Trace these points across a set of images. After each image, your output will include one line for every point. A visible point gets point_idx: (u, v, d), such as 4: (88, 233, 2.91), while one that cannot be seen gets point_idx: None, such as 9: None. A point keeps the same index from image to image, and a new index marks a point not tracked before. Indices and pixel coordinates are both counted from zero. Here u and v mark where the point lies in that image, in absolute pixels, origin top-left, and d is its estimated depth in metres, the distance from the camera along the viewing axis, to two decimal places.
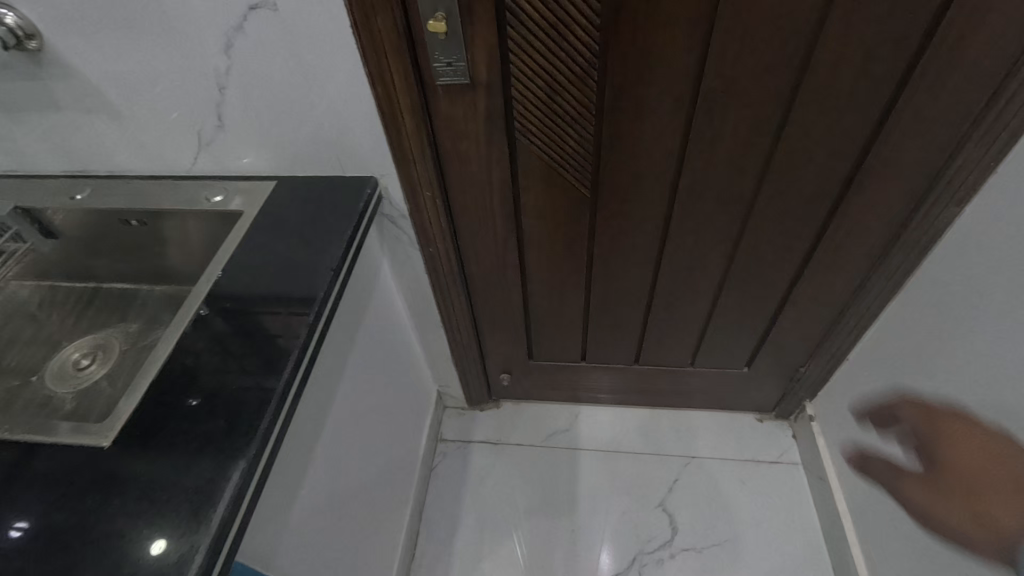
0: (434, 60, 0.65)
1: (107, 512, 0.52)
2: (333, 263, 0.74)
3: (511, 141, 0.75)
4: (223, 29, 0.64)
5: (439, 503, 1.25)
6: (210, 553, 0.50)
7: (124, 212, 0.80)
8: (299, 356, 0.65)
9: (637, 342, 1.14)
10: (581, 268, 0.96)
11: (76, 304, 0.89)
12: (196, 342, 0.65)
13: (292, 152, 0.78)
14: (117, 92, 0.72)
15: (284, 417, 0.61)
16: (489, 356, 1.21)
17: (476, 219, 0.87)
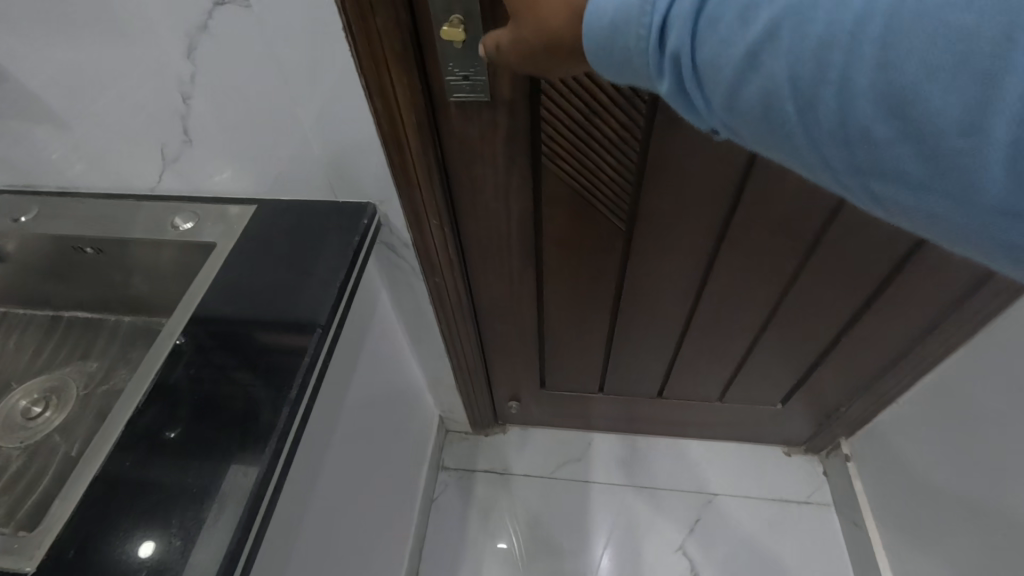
0: (447, 72, 0.53)
1: (104, 515, 0.48)
2: (324, 319, 0.62)
3: (535, 166, 0.63)
4: (184, 29, 0.52)
5: (440, 539, 1.15)
6: (231, 553, 0.46)
7: (77, 239, 0.68)
8: (284, 429, 0.54)
9: (663, 375, 1.04)
10: (607, 301, 0.85)
11: (31, 336, 0.78)
12: (154, 417, 0.54)
13: (276, 173, 0.67)
14: (60, 99, 0.59)
15: (291, 449, 0.54)
16: (498, 384, 1.11)
17: (489, 248, 0.75)
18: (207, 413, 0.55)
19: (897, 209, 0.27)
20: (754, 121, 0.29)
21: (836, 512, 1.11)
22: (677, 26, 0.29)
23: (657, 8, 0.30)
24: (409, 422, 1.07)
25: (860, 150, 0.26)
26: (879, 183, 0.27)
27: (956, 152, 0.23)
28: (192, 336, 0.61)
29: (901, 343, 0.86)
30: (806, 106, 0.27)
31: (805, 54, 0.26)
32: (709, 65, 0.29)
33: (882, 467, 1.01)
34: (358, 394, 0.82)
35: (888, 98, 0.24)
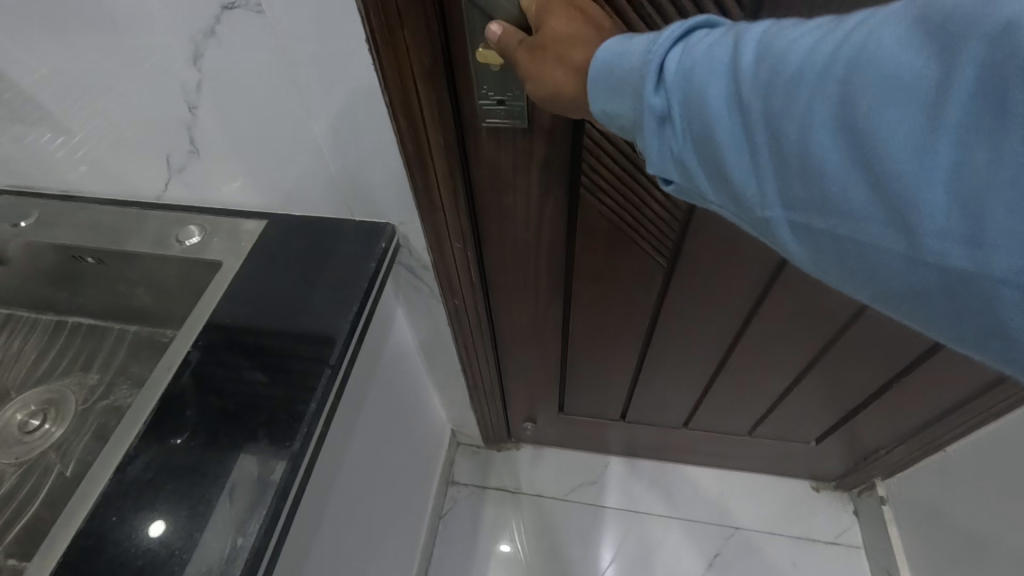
0: (480, 95, 0.47)
1: (114, 507, 0.46)
2: (332, 360, 0.56)
3: (572, 196, 0.58)
4: (188, 35, 0.46)
5: (448, 559, 1.11)
6: (258, 548, 0.45)
7: (78, 248, 0.64)
8: (299, 449, 0.50)
9: (691, 404, 0.98)
10: (638, 334, 0.79)
11: (31, 343, 0.75)
12: (144, 456, 0.49)
13: (289, 188, 0.62)
14: (58, 103, 0.55)
15: (315, 454, 0.52)
16: (514, 402, 1.07)
17: (514, 275, 0.70)
18: (205, 455, 0.50)
19: (838, 260, 0.27)
20: (717, 168, 0.29)
21: (868, 557, 1.05)
22: (667, 68, 0.30)
23: (656, 52, 0.30)
24: (421, 439, 1.03)
25: (809, 190, 0.26)
26: (830, 225, 0.26)
27: (902, 179, 0.22)
28: (199, 343, 0.57)
29: (960, 394, 0.79)
30: (767, 143, 0.27)
31: (773, 92, 0.26)
32: (680, 97, 0.29)
33: (923, 515, 0.95)
34: (371, 417, 0.78)
35: (846, 132, 0.24)
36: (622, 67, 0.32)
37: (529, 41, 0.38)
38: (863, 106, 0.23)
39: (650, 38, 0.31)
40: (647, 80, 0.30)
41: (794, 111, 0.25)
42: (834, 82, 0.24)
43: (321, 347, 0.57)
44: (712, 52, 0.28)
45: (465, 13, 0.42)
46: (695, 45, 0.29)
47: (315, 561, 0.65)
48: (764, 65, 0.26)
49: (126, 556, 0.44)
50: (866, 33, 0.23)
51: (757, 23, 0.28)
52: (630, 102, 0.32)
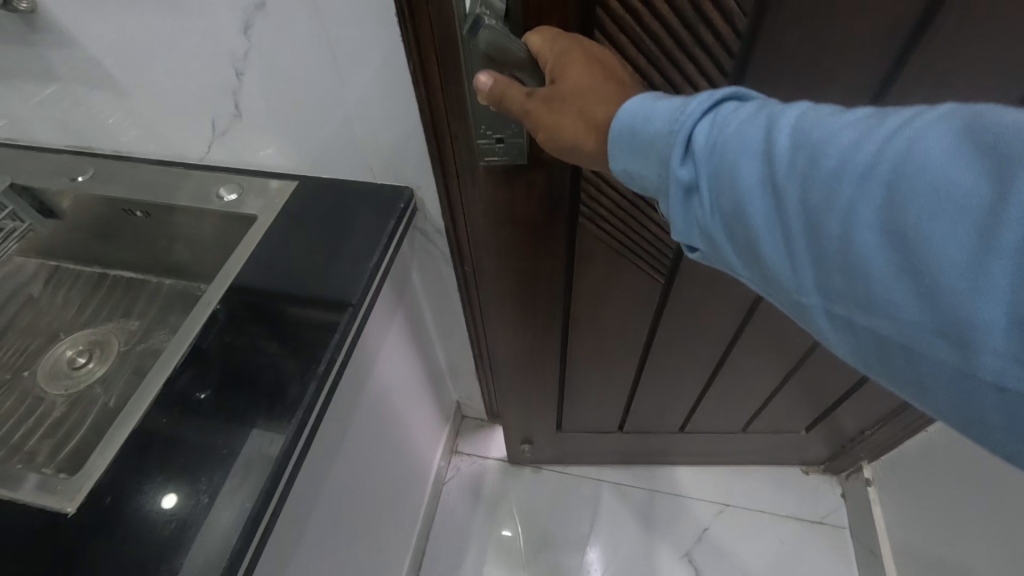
0: (479, 134, 0.53)
1: (134, 475, 0.50)
2: (355, 297, 0.63)
3: (572, 226, 0.64)
4: (241, 7, 0.53)
5: (449, 522, 1.17)
6: (261, 500, 0.49)
7: (128, 202, 0.71)
8: (306, 412, 0.55)
9: (686, 408, 1.02)
10: (636, 349, 0.85)
11: (79, 290, 0.82)
12: (196, 366, 0.58)
13: (318, 154, 0.69)
14: (119, 67, 0.62)
15: (329, 387, 0.58)
16: (510, 428, 1.09)
17: (514, 294, 0.74)
18: (214, 431, 0.53)
19: (880, 357, 0.28)
20: (757, 249, 0.31)
21: (849, 539, 1.09)
22: (697, 140, 0.33)
23: (684, 124, 0.33)
24: (430, 405, 1.10)
25: (853, 287, 0.28)
26: (877, 326, 0.27)
27: (954, 292, 0.24)
28: (228, 304, 0.64)
29: None
30: (807, 234, 0.29)
31: (814, 189, 0.28)
32: (709, 171, 0.32)
33: (906, 496, 0.99)
34: (384, 370, 0.84)
35: (894, 239, 0.25)
36: (648, 131, 0.35)
37: (542, 93, 0.42)
38: (910, 214, 0.25)
39: (678, 110, 0.34)
40: (676, 152, 0.33)
41: (837, 206, 0.27)
42: (879, 183, 0.26)
43: (338, 308, 0.62)
44: (748, 133, 0.31)
45: (463, 54, 0.48)
46: (728, 122, 0.32)
47: (323, 496, 0.71)
48: (803, 156, 0.28)
49: (141, 522, 0.47)
50: (912, 141, 0.25)
51: (793, 109, 0.30)
52: (659, 168, 0.35)
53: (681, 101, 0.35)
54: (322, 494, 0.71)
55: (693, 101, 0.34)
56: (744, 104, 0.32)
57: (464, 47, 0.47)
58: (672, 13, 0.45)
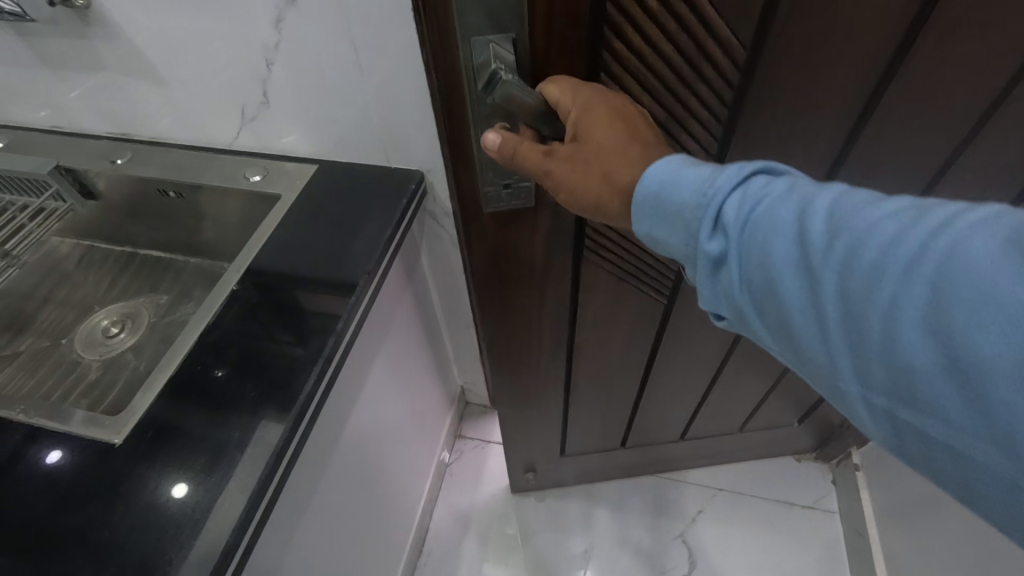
0: (486, 182, 0.54)
1: (141, 466, 0.53)
2: (369, 267, 0.69)
3: (576, 259, 0.67)
4: (274, 3, 0.59)
5: (452, 502, 1.22)
6: (264, 477, 0.53)
7: (162, 182, 0.78)
8: (305, 400, 0.58)
9: (687, 413, 1.05)
10: (640, 365, 0.89)
11: (112, 267, 0.89)
12: (223, 326, 0.64)
13: (337, 139, 0.75)
14: (161, 58, 0.68)
15: (342, 352, 0.64)
16: (513, 456, 1.07)
17: (520, 328, 0.76)
18: (219, 419, 0.57)
19: (910, 439, 0.31)
20: (795, 328, 0.34)
21: (840, 529, 1.12)
22: (728, 216, 0.36)
23: (715, 199, 0.36)
24: (435, 388, 1.15)
25: (893, 376, 0.30)
26: (918, 415, 0.30)
27: (998, 396, 0.26)
28: (244, 287, 0.68)
29: None
30: (845, 320, 0.32)
31: (854, 280, 0.31)
32: (741, 246, 0.36)
33: (892, 479, 1.03)
34: (392, 344, 0.89)
35: (935, 337, 0.28)
36: (676, 202, 0.38)
37: (566, 151, 0.43)
38: (952, 314, 0.27)
39: (706, 181, 0.37)
40: (705, 227, 0.37)
41: (878, 299, 0.30)
42: (921, 282, 0.29)
43: (346, 291, 0.67)
44: (784, 215, 0.34)
45: (471, 106, 0.48)
46: (761, 200, 0.35)
47: (333, 464, 0.76)
48: (843, 245, 0.31)
49: (154, 509, 0.50)
50: (951, 245, 0.28)
51: (825, 196, 0.34)
52: (691, 236, 0.38)
53: (711, 171, 0.38)
54: (332, 465, 0.75)
55: (724, 177, 0.37)
56: (774, 182, 0.36)
57: (472, 97, 0.47)
58: (675, 53, 0.48)
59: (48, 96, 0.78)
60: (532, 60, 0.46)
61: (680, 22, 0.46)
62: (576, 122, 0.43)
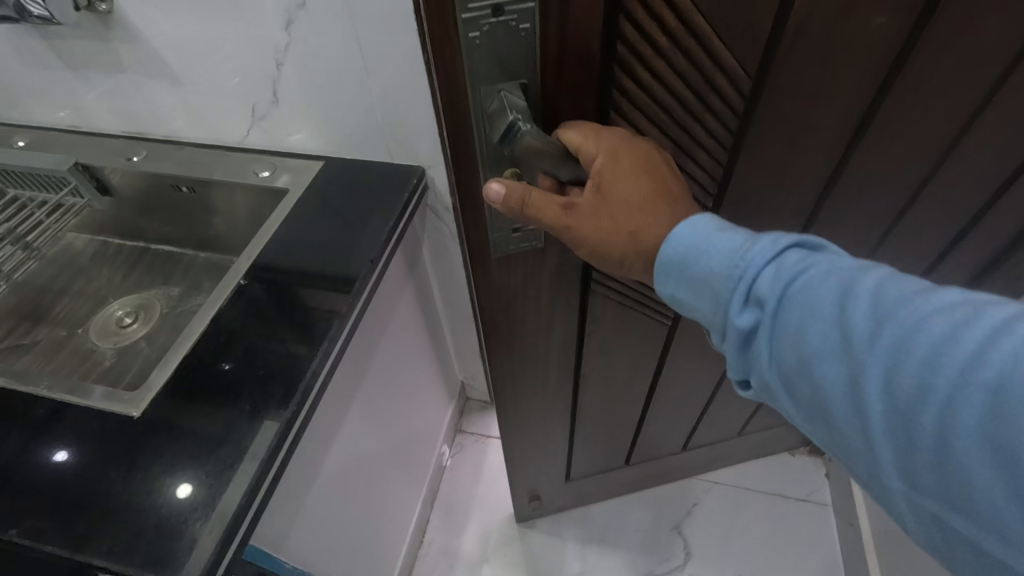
0: (495, 228, 0.55)
1: (141, 466, 0.53)
2: (373, 254, 0.72)
3: (583, 292, 0.68)
4: (285, 6, 0.63)
5: (452, 494, 1.25)
6: (261, 470, 0.53)
7: (176, 177, 0.81)
8: (307, 388, 0.59)
9: (690, 422, 1.05)
10: (643, 390, 0.91)
11: (125, 261, 0.92)
12: (232, 312, 0.66)
13: (342, 137, 0.78)
14: (177, 59, 0.72)
15: (341, 346, 0.66)
16: (517, 488, 1.06)
17: (527, 366, 0.76)
18: (235, 391, 0.59)
19: (960, 547, 0.31)
20: (835, 414, 0.35)
21: (838, 529, 1.12)
22: (762, 291, 0.38)
23: (748, 272, 0.38)
24: (436, 382, 1.18)
25: (943, 481, 0.30)
26: (966, 522, 0.30)
27: None
28: (251, 279, 0.70)
29: None
30: (890, 415, 0.32)
31: (901, 376, 0.31)
32: (774, 321, 0.37)
33: None
34: (394, 335, 0.92)
35: (992, 448, 0.28)
36: (708, 271, 0.40)
37: (589, 204, 0.44)
38: (1012, 429, 0.27)
39: (739, 253, 0.39)
40: (737, 300, 0.39)
41: (931, 401, 0.30)
42: (980, 391, 0.28)
43: (344, 286, 0.68)
44: (818, 294, 0.35)
45: (483, 154, 0.48)
46: (794, 277, 0.37)
47: (334, 463, 0.77)
48: (879, 330, 0.32)
49: (158, 507, 0.50)
50: (1012, 356, 0.28)
51: (869, 282, 0.34)
52: (721, 306, 0.40)
53: (743, 240, 0.40)
54: (332, 458, 0.76)
55: (758, 250, 0.39)
56: (811, 258, 0.37)
57: (484, 145, 0.48)
58: (685, 87, 0.49)
59: (68, 97, 0.82)
60: (544, 105, 0.47)
61: (688, 59, 0.47)
62: (600, 174, 0.44)
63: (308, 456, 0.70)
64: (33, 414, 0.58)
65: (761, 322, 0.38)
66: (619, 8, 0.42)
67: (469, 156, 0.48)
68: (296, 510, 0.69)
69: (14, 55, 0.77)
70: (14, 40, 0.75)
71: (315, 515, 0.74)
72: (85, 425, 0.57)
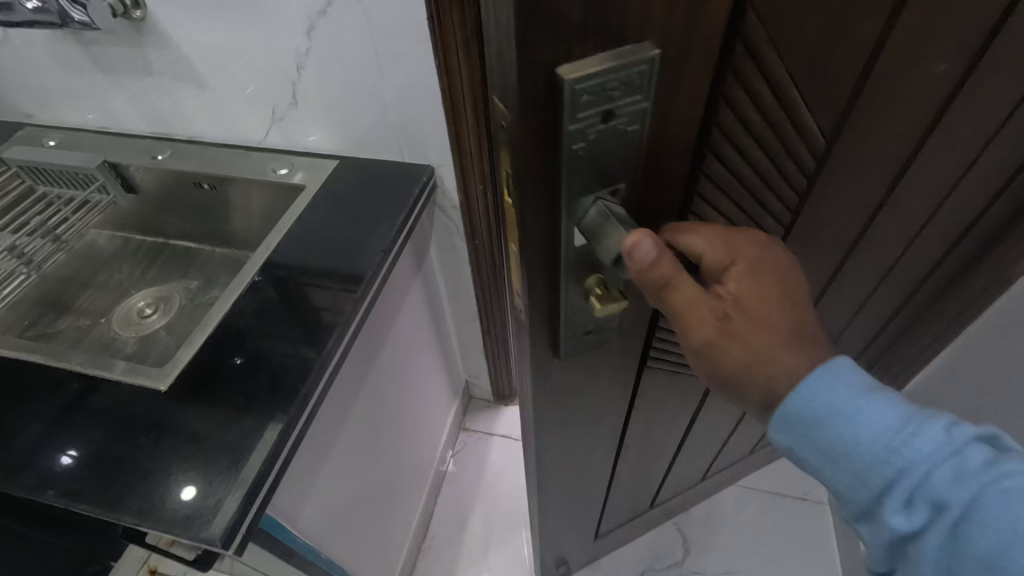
0: (565, 333, 0.45)
1: (159, 448, 0.56)
2: (385, 245, 0.76)
3: (638, 368, 0.61)
4: (307, 14, 0.68)
5: (455, 490, 1.30)
6: (270, 457, 0.55)
7: (197, 174, 0.86)
8: (307, 393, 0.61)
9: (712, 454, 1.01)
10: (676, 437, 0.86)
11: (146, 255, 0.96)
12: (245, 306, 0.70)
13: (358, 135, 0.82)
14: (203, 63, 0.77)
15: (349, 337, 0.69)
16: (545, 558, 0.97)
17: (571, 457, 0.68)
18: (258, 368, 0.63)
19: None
20: None
21: (838, 534, 1.13)
22: (933, 492, 0.35)
23: (919, 469, 0.35)
24: (441, 378, 1.22)
25: None
26: None
27: None
28: (264, 275, 0.73)
29: (897, 338, 0.94)
30: None
31: None
32: (950, 532, 0.34)
33: None
34: (404, 324, 0.96)
35: None
36: (863, 456, 0.37)
37: (727, 322, 0.39)
38: None
39: (906, 441, 0.36)
40: (900, 495, 0.36)
41: None
42: None
43: (354, 282, 0.71)
44: (1015, 516, 0.33)
45: (565, 262, 0.39)
46: (978, 484, 0.34)
47: (344, 447, 0.80)
48: None
49: (167, 501, 0.52)
50: None
51: None
52: (872, 491, 0.37)
53: (906, 420, 0.37)
54: (340, 445, 0.79)
55: (931, 444, 0.36)
56: (996, 463, 0.34)
57: (567, 253, 0.39)
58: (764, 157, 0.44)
59: (100, 99, 0.87)
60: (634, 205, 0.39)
61: (772, 130, 0.42)
62: (737, 283, 0.39)
63: (319, 440, 0.73)
64: (60, 394, 0.61)
65: (928, 525, 0.35)
66: (716, 92, 0.37)
67: (540, 265, 0.40)
68: (308, 491, 0.72)
69: (51, 60, 0.82)
70: (51, 45, 0.80)
71: (324, 500, 0.77)
72: (110, 407, 0.60)
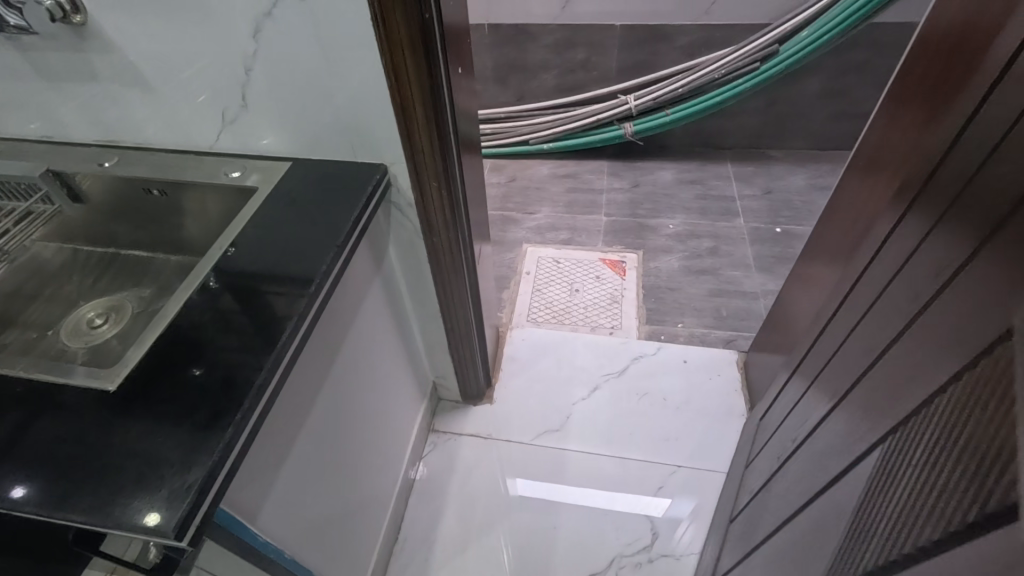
0: None
1: (109, 449, 0.56)
2: (340, 239, 0.77)
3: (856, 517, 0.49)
4: (252, 16, 0.69)
5: (429, 496, 1.30)
6: (225, 449, 0.56)
7: (147, 180, 0.85)
8: (262, 384, 0.62)
9: (736, 491, 0.99)
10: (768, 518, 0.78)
11: (95, 266, 0.94)
12: (196, 314, 0.69)
13: (308, 135, 0.83)
14: (152, 69, 0.77)
15: (301, 335, 0.69)
16: None
17: None
18: (214, 368, 0.63)
19: None
20: None
21: None
22: None
23: None
24: (408, 381, 1.23)
25: None
26: None
27: None
28: (218, 278, 0.73)
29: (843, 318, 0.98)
30: None
31: None
32: None
33: None
34: (365, 323, 0.97)
35: None
36: None
37: None
38: None
39: None
40: None
41: None
42: None
43: (304, 281, 0.72)
44: None
45: None
46: None
47: (304, 449, 0.80)
48: None
49: (118, 514, 0.51)
50: None
51: None
52: None
53: None
54: (302, 443, 0.79)
55: None
56: None
57: None
58: None
59: (43, 108, 0.86)
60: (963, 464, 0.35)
61: None
62: None
63: (279, 437, 0.73)
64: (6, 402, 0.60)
65: None
66: None
67: None
68: (270, 485, 0.72)
69: None
70: None
71: (286, 502, 0.77)
72: (60, 413, 0.59)
